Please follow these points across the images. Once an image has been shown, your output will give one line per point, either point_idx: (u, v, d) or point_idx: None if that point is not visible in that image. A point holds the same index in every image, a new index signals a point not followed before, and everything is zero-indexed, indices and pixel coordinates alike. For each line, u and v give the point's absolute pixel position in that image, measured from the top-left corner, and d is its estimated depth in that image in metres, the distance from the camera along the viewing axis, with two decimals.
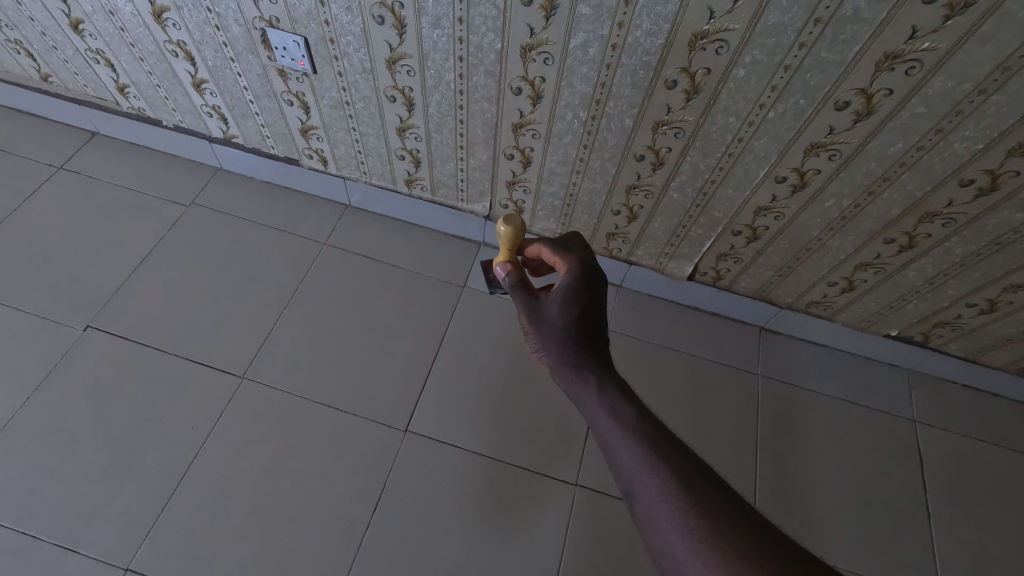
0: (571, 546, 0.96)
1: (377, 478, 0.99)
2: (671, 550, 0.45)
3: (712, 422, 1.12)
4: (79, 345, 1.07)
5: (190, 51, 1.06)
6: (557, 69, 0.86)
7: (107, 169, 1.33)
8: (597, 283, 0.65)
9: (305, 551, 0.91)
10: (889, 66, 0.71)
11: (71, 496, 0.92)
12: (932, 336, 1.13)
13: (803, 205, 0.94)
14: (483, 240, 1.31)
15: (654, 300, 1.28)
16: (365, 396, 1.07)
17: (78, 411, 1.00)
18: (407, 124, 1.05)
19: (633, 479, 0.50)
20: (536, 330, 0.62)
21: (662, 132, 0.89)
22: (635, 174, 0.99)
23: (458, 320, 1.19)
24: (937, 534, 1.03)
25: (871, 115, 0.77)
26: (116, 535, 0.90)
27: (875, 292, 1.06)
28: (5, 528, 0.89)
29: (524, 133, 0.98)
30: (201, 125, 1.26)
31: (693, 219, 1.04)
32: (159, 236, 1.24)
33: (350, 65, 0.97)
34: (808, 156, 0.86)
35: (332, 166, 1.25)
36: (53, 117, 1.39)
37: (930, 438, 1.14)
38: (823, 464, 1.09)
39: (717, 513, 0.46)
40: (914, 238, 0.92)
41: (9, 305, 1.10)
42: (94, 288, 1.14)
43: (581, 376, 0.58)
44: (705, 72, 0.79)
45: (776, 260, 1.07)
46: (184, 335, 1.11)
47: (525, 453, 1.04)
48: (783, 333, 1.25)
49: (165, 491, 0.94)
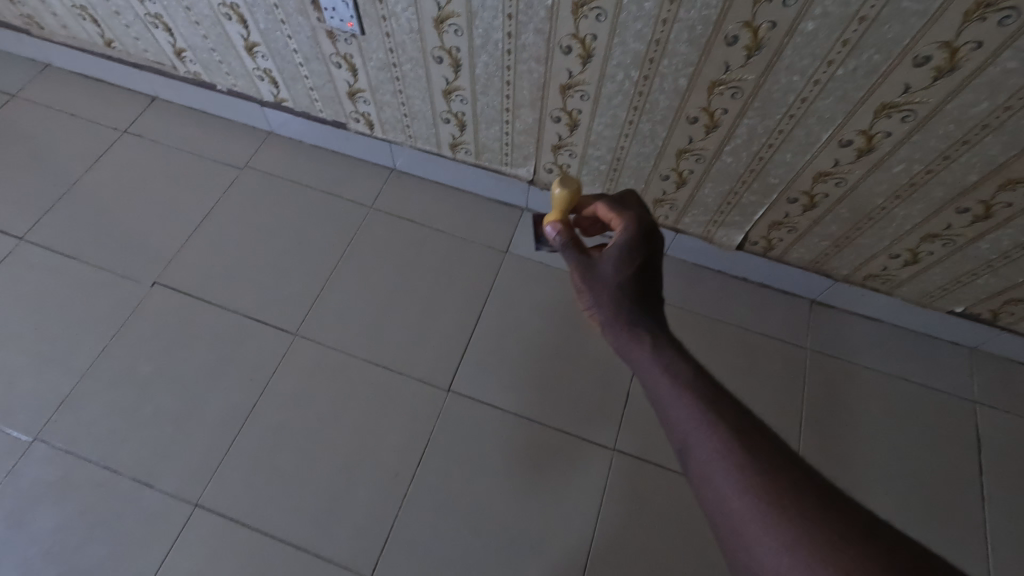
0: (609, 507, 0.98)
1: (421, 434, 1.03)
2: (726, 505, 0.46)
3: (756, 394, 1.10)
4: (147, 300, 1.14)
5: (243, 13, 1.08)
6: (610, 26, 0.82)
7: (167, 133, 1.39)
8: (653, 242, 0.65)
9: (355, 498, 0.97)
10: (979, 16, 0.65)
11: (146, 437, 1.01)
12: (1001, 314, 1.06)
13: (869, 171, 0.88)
14: (526, 205, 1.30)
15: (700, 270, 1.25)
16: (410, 355, 1.11)
17: (149, 361, 1.08)
18: (453, 86, 1.04)
19: (687, 436, 0.50)
20: (589, 287, 0.63)
21: (719, 92, 0.85)
22: (687, 137, 0.95)
23: (500, 284, 1.20)
24: (993, 516, 0.99)
25: (954, 71, 0.71)
26: (186, 474, 0.98)
27: (942, 265, 1.00)
28: (90, 463, 0.98)
29: (572, 94, 0.96)
30: (253, 88, 1.29)
31: (746, 185, 1.00)
32: (216, 198, 1.29)
33: (398, 25, 0.96)
34: (878, 117, 0.80)
35: (378, 130, 1.26)
36: (116, 83, 1.45)
37: (992, 419, 1.09)
38: (873, 440, 1.06)
39: (775, 470, 0.46)
40: (991, 207, 0.86)
41: (85, 262, 1.18)
42: (158, 247, 1.21)
43: (634, 333, 0.58)
44: (770, 27, 0.74)
45: (834, 230, 1.02)
46: (241, 293, 1.17)
47: (564, 417, 1.06)
48: (836, 307, 1.21)
49: (228, 436, 1.01)
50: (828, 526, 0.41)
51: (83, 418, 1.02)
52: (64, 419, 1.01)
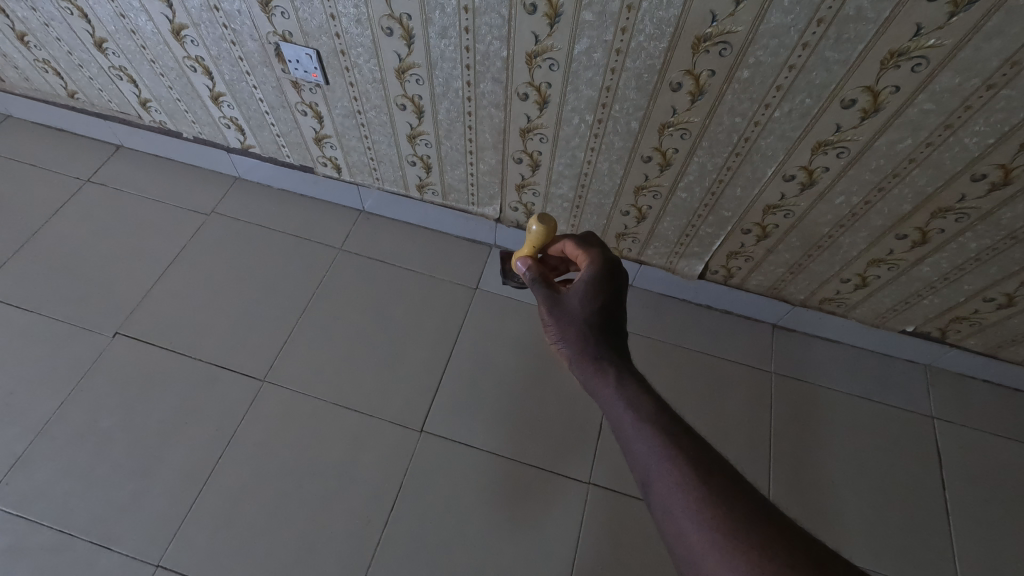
0: (586, 542, 0.97)
1: (394, 477, 1.01)
2: (687, 538, 0.47)
3: (724, 420, 1.12)
4: (108, 352, 1.12)
5: (208, 65, 1.10)
6: (563, 74, 0.87)
7: (132, 181, 1.38)
8: (618, 279, 0.67)
9: (326, 548, 0.94)
10: (894, 64, 0.71)
11: (105, 496, 0.97)
12: (949, 331, 1.11)
13: (813, 202, 0.94)
14: (495, 242, 1.32)
15: (665, 299, 1.28)
16: (382, 397, 1.10)
17: (109, 415, 1.04)
18: (417, 130, 1.07)
19: (649, 470, 0.51)
20: (555, 321, 0.64)
21: (669, 133, 0.90)
22: (643, 175, 0.99)
23: (471, 321, 1.21)
24: (958, 529, 1.02)
25: (878, 112, 0.77)
26: (148, 534, 0.94)
27: (890, 288, 1.06)
28: (43, 527, 0.93)
29: (531, 137, 1.00)
30: (219, 136, 1.30)
31: (702, 218, 1.05)
32: (182, 245, 1.28)
33: (361, 75, 0.99)
34: (815, 154, 0.86)
35: (345, 173, 1.28)
36: (80, 132, 1.45)
37: (949, 433, 1.13)
38: (839, 459, 1.09)
39: (731, 503, 0.47)
40: (927, 233, 0.92)
41: (42, 315, 1.15)
42: (121, 296, 1.19)
43: (600, 368, 0.59)
44: (710, 74, 0.80)
45: (786, 258, 1.07)
46: (208, 340, 1.15)
47: (538, 452, 1.06)
48: (796, 330, 1.25)
49: (192, 491, 0.98)
50: (782, 559, 0.42)
51: (36, 480, 0.97)
52: (15, 481, 0.97)
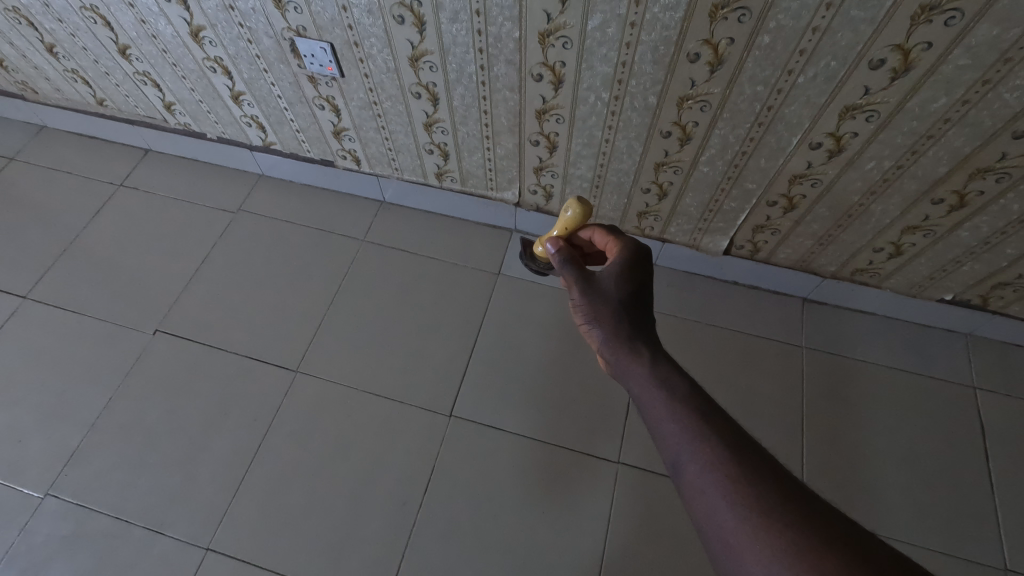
0: (617, 520, 0.98)
1: (426, 460, 1.04)
2: (718, 518, 0.46)
3: (754, 397, 1.11)
4: (150, 349, 1.16)
5: (227, 65, 1.12)
6: (577, 52, 0.86)
7: (161, 183, 1.43)
8: (646, 266, 0.67)
9: (364, 530, 0.98)
10: (926, 19, 0.68)
11: (156, 484, 1.02)
12: (991, 298, 1.07)
13: (841, 170, 0.91)
14: (515, 227, 1.32)
15: (690, 276, 1.26)
16: (411, 384, 1.12)
17: (154, 409, 1.10)
18: (434, 118, 1.08)
19: (680, 451, 0.51)
20: (586, 304, 0.64)
21: (688, 106, 0.88)
22: (663, 150, 0.98)
23: (495, 306, 1.22)
24: (1003, 502, 0.99)
25: (910, 71, 0.74)
26: (197, 519, 0.98)
27: (926, 255, 1.02)
28: (101, 514, 0.99)
29: (548, 118, 0.99)
30: (242, 134, 1.33)
31: (725, 192, 1.02)
32: (211, 244, 1.32)
33: (375, 65, 1.00)
34: (843, 119, 0.82)
35: (365, 165, 1.29)
36: (111, 139, 1.50)
37: (992, 404, 1.09)
38: (875, 433, 1.07)
39: (764, 483, 0.47)
40: (965, 197, 0.88)
41: (88, 315, 1.21)
42: (158, 296, 1.24)
43: (631, 350, 0.59)
44: (729, 42, 0.77)
45: (815, 229, 1.04)
46: (242, 335, 1.19)
47: (566, 433, 1.07)
48: (827, 303, 1.22)
49: (235, 478, 1.02)
50: (817, 539, 0.42)
51: (92, 471, 1.03)
52: (73, 473, 1.03)
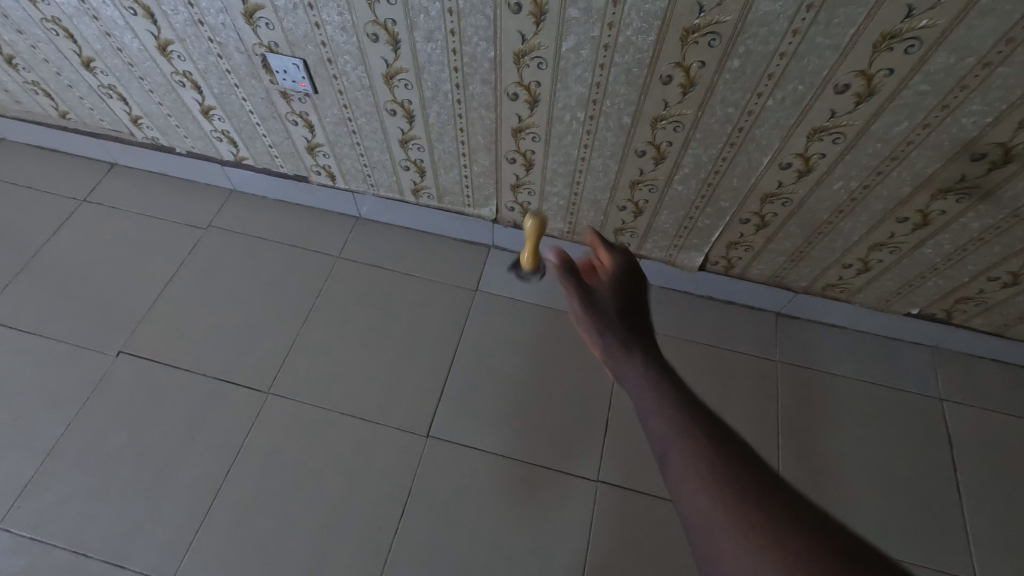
0: (596, 539, 0.97)
1: (402, 483, 1.01)
2: (717, 536, 0.38)
3: (730, 413, 1.11)
4: (113, 371, 1.12)
5: (196, 80, 1.09)
6: (551, 72, 0.86)
7: (128, 198, 1.38)
8: (638, 272, 0.61)
9: (337, 558, 0.95)
10: (887, 46, 0.70)
11: (117, 514, 0.97)
12: (954, 312, 1.10)
13: (810, 189, 0.93)
14: (493, 243, 1.32)
15: (667, 292, 1.27)
16: (387, 404, 1.10)
17: (116, 434, 1.05)
18: (409, 135, 1.07)
19: (671, 455, 0.43)
20: (574, 304, 0.57)
21: (662, 126, 0.89)
22: (638, 169, 0.99)
23: (473, 324, 1.21)
24: (970, 512, 1.01)
25: (873, 96, 0.76)
26: (161, 551, 0.94)
27: (893, 271, 1.04)
28: (58, 547, 0.94)
29: (524, 137, 0.99)
30: (212, 149, 1.30)
31: (699, 210, 1.04)
32: (179, 261, 1.28)
33: (349, 82, 0.99)
34: (811, 140, 0.84)
35: (340, 181, 1.27)
36: (75, 152, 1.45)
37: (958, 415, 1.12)
38: (848, 446, 1.08)
39: (769, 496, 0.39)
40: (927, 215, 0.91)
41: (46, 336, 1.15)
42: (122, 315, 1.19)
43: (621, 347, 0.52)
44: (700, 66, 0.79)
45: (787, 246, 1.06)
46: (211, 355, 1.15)
47: (545, 452, 1.06)
48: (800, 317, 1.24)
49: (201, 506, 0.98)
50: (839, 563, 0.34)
51: (48, 502, 0.98)
52: (28, 505, 0.97)
